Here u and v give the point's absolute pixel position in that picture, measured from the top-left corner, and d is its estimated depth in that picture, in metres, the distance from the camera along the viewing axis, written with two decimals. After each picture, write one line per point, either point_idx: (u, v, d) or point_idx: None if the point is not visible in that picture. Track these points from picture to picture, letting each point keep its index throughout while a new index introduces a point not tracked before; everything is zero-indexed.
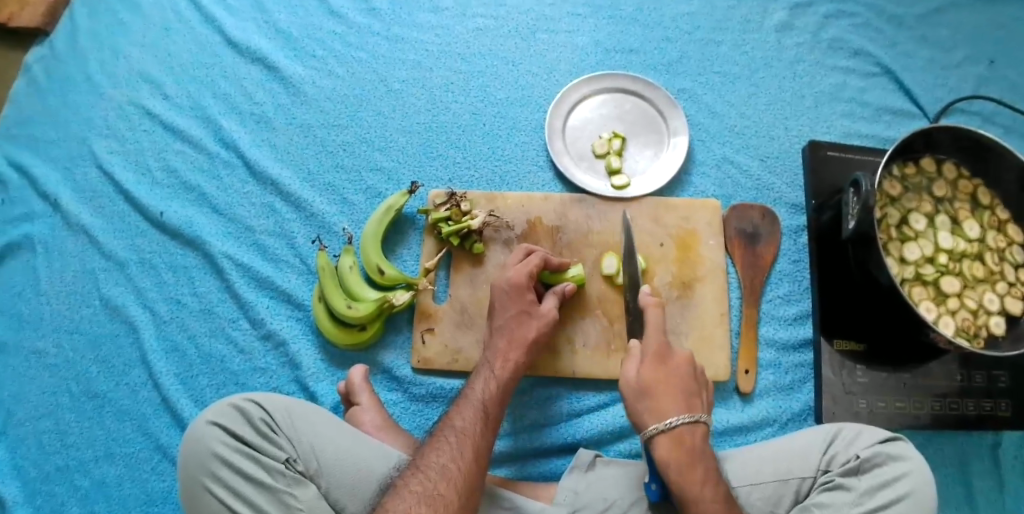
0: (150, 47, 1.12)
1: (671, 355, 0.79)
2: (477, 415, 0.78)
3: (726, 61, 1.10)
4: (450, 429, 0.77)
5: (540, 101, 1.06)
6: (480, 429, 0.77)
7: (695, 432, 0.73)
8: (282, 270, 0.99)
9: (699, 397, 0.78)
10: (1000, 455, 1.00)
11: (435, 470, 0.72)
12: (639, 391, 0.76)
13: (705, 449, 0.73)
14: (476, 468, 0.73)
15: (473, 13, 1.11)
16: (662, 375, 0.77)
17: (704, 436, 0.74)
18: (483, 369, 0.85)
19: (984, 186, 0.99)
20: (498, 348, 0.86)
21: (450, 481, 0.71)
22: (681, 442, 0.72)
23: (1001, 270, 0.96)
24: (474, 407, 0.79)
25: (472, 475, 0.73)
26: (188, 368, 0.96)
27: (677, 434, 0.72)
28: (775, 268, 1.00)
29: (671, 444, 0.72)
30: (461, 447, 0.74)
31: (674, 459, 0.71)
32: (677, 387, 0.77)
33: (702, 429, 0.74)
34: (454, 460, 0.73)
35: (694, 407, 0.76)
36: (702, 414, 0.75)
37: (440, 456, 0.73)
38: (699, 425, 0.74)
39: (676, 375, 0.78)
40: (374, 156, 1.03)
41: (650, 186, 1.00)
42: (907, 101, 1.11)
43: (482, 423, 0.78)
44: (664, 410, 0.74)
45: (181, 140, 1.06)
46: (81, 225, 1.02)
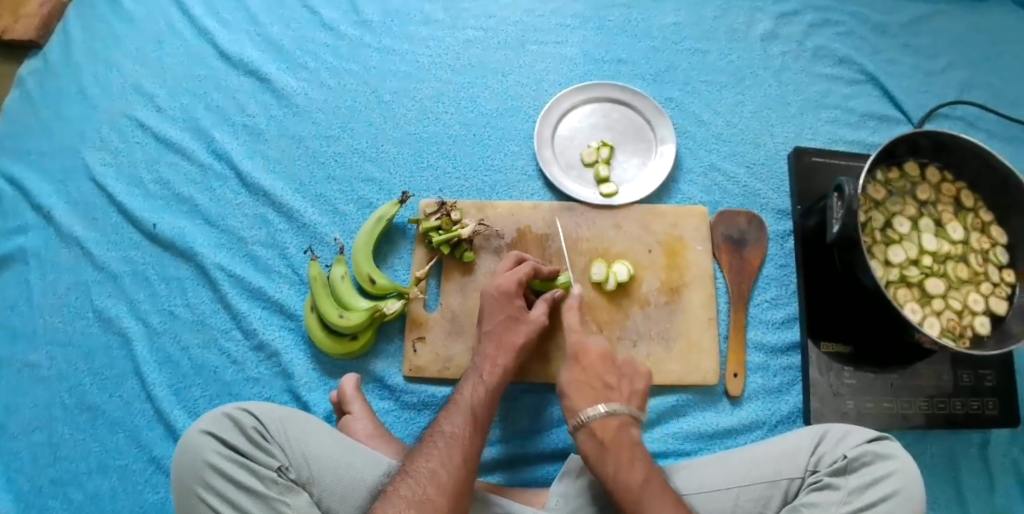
0: (144, 61, 1.13)
1: (581, 352, 0.87)
2: (466, 420, 0.79)
3: (713, 70, 1.11)
4: (439, 434, 0.77)
5: (529, 111, 1.07)
6: (469, 434, 0.78)
7: (607, 423, 0.79)
8: (275, 280, 1.00)
9: (618, 388, 0.83)
10: (990, 455, 1.01)
11: (423, 475, 0.73)
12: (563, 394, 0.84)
13: (619, 437, 0.78)
14: (465, 472, 0.74)
15: (463, 25, 1.13)
16: (579, 375, 0.85)
17: (619, 424, 0.79)
18: (472, 375, 0.86)
19: (966, 189, 1.01)
20: (487, 354, 0.87)
21: (439, 486, 0.72)
22: (597, 434, 0.79)
23: (986, 271, 0.97)
24: (463, 412, 0.80)
25: (462, 480, 0.73)
26: (181, 379, 0.97)
27: (592, 427, 0.79)
28: (762, 273, 1.01)
29: (587, 437, 0.79)
30: (450, 452, 0.75)
31: (589, 451, 0.78)
32: (592, 383, 0.84)
33: (617, 419, 0.80)
34: (443, 465, 0.74)
35: (610, 397, 0.82)
36: (614, 404, 0.81)
37: (430, 461, 0.74)
38: (613, 415, 0.80)
39: (597, 376, 0.85)
40: (365, 167, 1.05)
41: (638, 194, 1.01)
42: (892, 107, 1.13)
43: (470, 428, 0.79)
44: (578, 407, 0.82)
45: (174, 153, 1.08)
46: (75, 237, 1.03)
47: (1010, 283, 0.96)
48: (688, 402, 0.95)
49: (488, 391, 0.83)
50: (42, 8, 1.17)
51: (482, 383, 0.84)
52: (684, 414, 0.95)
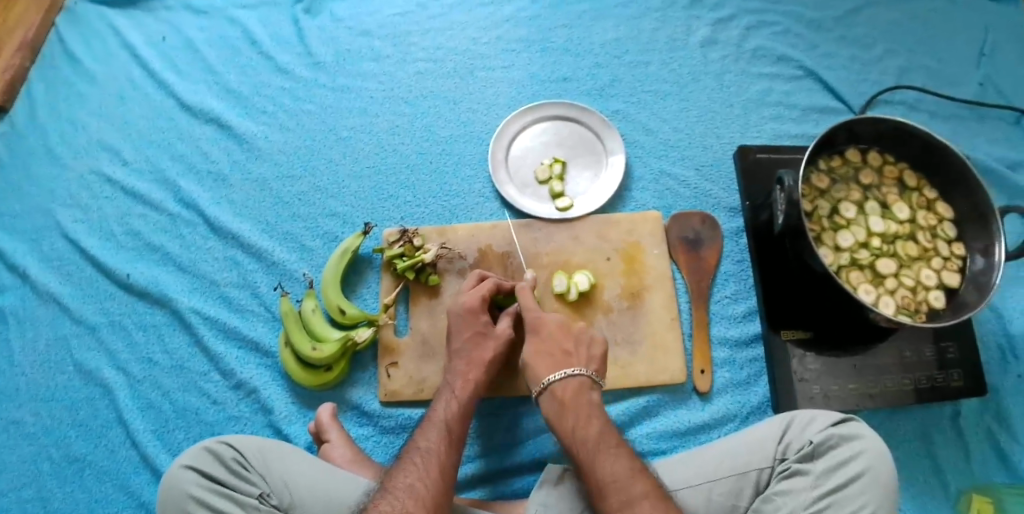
0: (108, 117, 1.18)
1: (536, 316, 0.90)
2: (441, 435, 0.81)
3: (656, 80, 1.16)
4: (416, 450, 0.80)
5: (482, 135, 1.12)
6: (445, 448, 0.80)
7: (565, 383, 0.84)
8: (249, 319, 1.03)
9: (576, 354, 0.86)
10: (963, 426, 1.01)
11: (404, 490, 0.75)
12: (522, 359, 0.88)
13: (576, 393, 0.83)
14: (443, 485, 0.76)
15: (412, 59, 1.18)
16: (537, 344, 0.88)
17: (577, 387, 0.83)
18: (445, 391, 0.88)
19: (908, 169, 1.03)
20: (458, 370, 0.90)
21: (418, 499, 0.74)
22: (557, 394, 0.83)
23: (935, 246, 0.99)
24: (438, 427, 0.83)
25: (440, 493, 0.75)
26: (163, 423, 0.99)
27: (553, 387, 0.83)
28: (720, 270, 1.04)
29: (544, 390, 0.84)
30: (427, 465, 0.77)
31: (549, 405, 0.83)
32: (550, 353, 0.87)
33: (574, 380, 0.84)
34: (422, 478, 0.76)
35: (570, 363, 0.85)
36: (573, 367, 0.85)
37: (408, 476, 0.76)
38: (572, 377, 0.84)
39: (549, 328, 0.88)
40: (328, 203, 1.09)
41: (592, 205, 1.05)
42: (833, 99, 1.16)
43: (446, 442, 0.81)
44: (539, 371, 0.85)
45: (142, 204, 1.12)
46: (51, 293, 1.07)
47: (960, 255, 0.98)
48: (659, 401, 0.97)
49: (462, 406, 0.86)
50: (3, 72, 1.20)
51: (455, 398, 0.87)
52: (656, 413, 0.97)
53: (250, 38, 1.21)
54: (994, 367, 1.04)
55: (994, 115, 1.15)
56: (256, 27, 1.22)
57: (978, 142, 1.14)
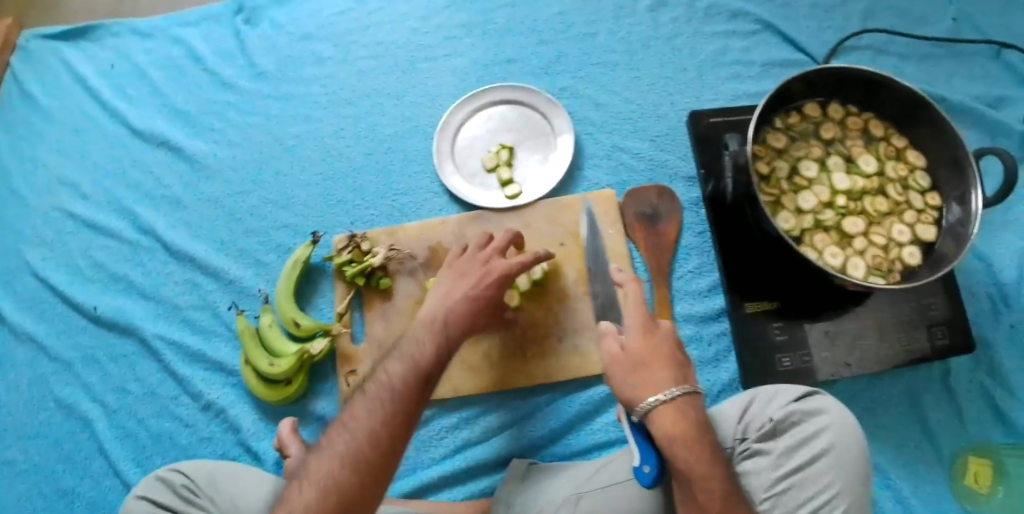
0: (65, 152, 1.18)
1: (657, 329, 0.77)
2: (383, 414, 0.68)
3: (605, 51, 1.10)
4: (352, 428, 0.68)
5: (427, 129, 1.08)
6: (385, 431, 0.67)
7: (693, 402, 0.72)
8: (212, 340, 1.03)
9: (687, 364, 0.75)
10: (954, 385, 0.95)
11: (320, 473, 0.66)
12: (632, 365, 0.74)
13: (699, 420, 0.72)
14: (368, 475, 0.66)
15: (353, 57, 1.13)
16: (652, 346, 0.75)
17: (692, 407, 0.72)
18: (404, 354, 0.73)
19: (875, 118, 0.95)
20: (421, 340, 0.75)
21: (336, 486, 0.65)
22: (675, 420, 0.70)
23: (908, 199, 0.92)
24: (381, 401, 0.69)
25: (364, 482, 0.65)
26: (141, 450, 1.01)
27: (670, 411, 0.71)
28: (682, 244, 0.99)
29: (673, 418, 0.70)
30: (356, 448, 0.66)
31: (677, 433, 0.70)
32: (667, 358, 0.75)
33: (698, 400, 0.73)
34: (346, 466, 0.66)
35: (684, 375, 0.74)
36: (692, 382, 0.73)
37: (330, 461, 0.66)
38: (689, 397, 0.72)
39: (663, 344, 0.76)
40: (280, 215, 1.07)
41: (541, 190, 1.01)
42: (795, 50, 1.09)
43: (388, 424, 0.68)
44: (662, 380, 0.72)
45: (104, 235, 1.12)
46: (27, 333, 1.08)
47: (935, 207, 0.90)
48: None
49: (416, 375, 0.71)
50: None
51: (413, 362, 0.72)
52: None
53: (193, 55, 1.19)
54: (985, 319, 0.97)
55: (971, 51, 1.07)
56: (198, 43, 1.20)
57: (954, 81, 1.06)
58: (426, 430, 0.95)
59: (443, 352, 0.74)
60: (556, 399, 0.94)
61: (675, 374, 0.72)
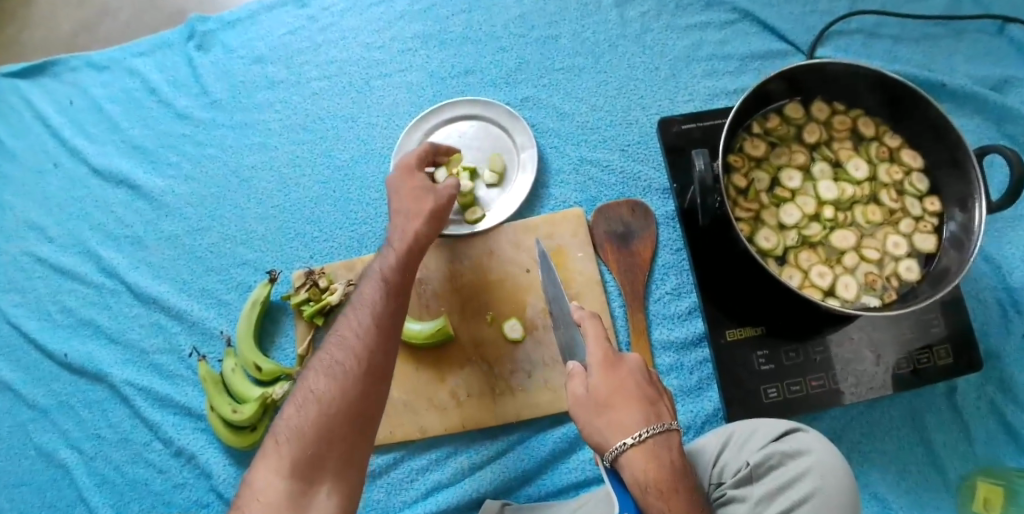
0: (30, 195, 1.18)
1: (623, 361, 0.67)
2: (364, 330, 0.70)
3: (568, 55, 1.03)
4: (336, 345, 0.70)
5: (384, 152, 1.04)
6: (365, 344, 0.69)
7: (671, 442, 0.63)
8: (180, 384, 1.02)
9: (659, 401, 0.66)
10: (962, 403, 0.85)
11: (303, 394, 0.67)
12: (594, 407, 0.65)
13: (680, 461, 0.63)
14: (350, 384, 0.67)
15: (306, 79, 1.10)
16: (616, 382, 0.65)
17: (666, 451, 0.62)
18: (373, 277, 0.77)
19: (865, 115, 0.85)
20: (386, 259, 0.78)
21: (321, 401, 0.66)
22: (645, 469, 0.61)
23: (903, 206, 0.82)
24: (363, 323, 0.71)
25: (347, 394, 0.66)
26: (119, 496, 1.00)
27: (639, 457, 0.62)
28: (658, 263, 0.92)
29: (646, 462, 0.61)
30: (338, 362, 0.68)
31: (653, 478, 0.61)
32: (635, 393, 0.65)
33: (677, 438, 0.64)
34: (331, 380, 0.67)
35: (656, 413, 0.64)
36: (668, 420, 0.64)
37: (315, 378, 0.68)
38: (663, 439, 0.63)
39: (629, 378, 0.66)
40: (239, 251, 1.04)
41: (504, 212, 0.95)
42: (776, 38, 0.99)
43: (368, 335, 0.70)
44: (629, 422, 0.63)
45: (72, 280, 1.11)
46: (4, 382, 1.08)
47: (935, 213, 0.81)
48: None
49: (385, 291, 0.74)
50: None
51: (382, 282, 0.76)
52: None
53: (149, 87, 1.17)
54: (996, 327, 0.87)
55: (971, 28, 0.95)
56: (153, 74, 1.18)
57: (955, 62, 0.94)
58: (395, 473, 0.90)
59: (407, 268, 0.77)
60: (527, 437, 0.89)
61: (642, 415, 0.63)
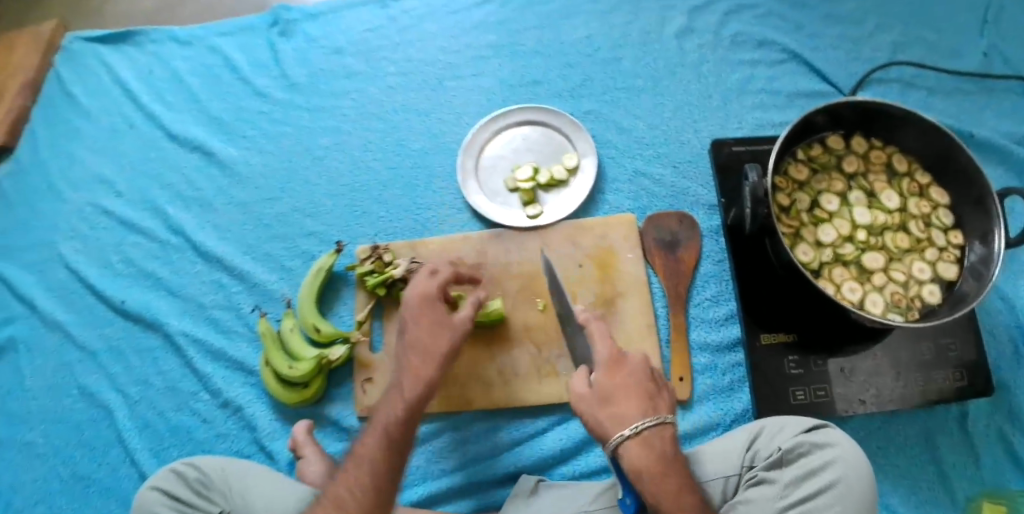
0: (102, 151, 1.24)
1: (623, 362, 0.76)
2: (379, 439, 0.76)
3: (630, 76, 1.12)
4: (353, 458, 0.76)
5: (453, 146, 1.12)
6: (380, 453, 0.75)
7: (664, 434, 0.71)
8: (233, 340, 1.07)
9: (659, 397, 0.75)
10: (971, 428, 0.92)
11: (361, 450, 0.76)
12: (599, 400, 0.73)
13: (673, 451, 0.71)
14: (372, 494, 0.73)
15: (383, 72, 1.18)
16: (619, 378, 0.75)
17: (662, 438, 0.71)
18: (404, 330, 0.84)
19: (899, 153, 0.95)
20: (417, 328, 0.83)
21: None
22: (645, 450, 0.70)
23: (930, 236, 0.91)
24: (378, 428, 0.77)
25: (369, 499, 0.73)
26: (159, 442, 1.04)
27: (637, 442, 0.70)
28: (700, 271, 1.00)
29: (642, 452, 0.70)
30: (357, 477, 0.74)
31: (645, 465, 0.69)
32: (636, 389, 0.74)
33: (670, 431, 0.72)
34: (381, 445, 0.76)
35: (655, 407, 0.73)
36: (665, 414, 0.73)
37: (338, 487, 0.74)
38: (663, 427, 0.72)
39: (631, 375, 0.75)
40: (306, 223, 1.11)
41: (562, 212, 1.03)
42: (820, 81, 1.09)
43: (383, 446, 0.75)
44: (629, 414, 0.71)
45: (136, 233, 1.17)
46: (56, 322, 1.12)
47: (957, 245, 0.89)
48: None
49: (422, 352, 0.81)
50: (7, 114, 1.29)
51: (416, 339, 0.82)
52: None
53: (230, 64, 1.25)
54: (1006, 362, 0.94)
55: (1002, 88, 1.05)
56: (235, 52, 1.26)
57: (984, 117, 1.04)
58: (436, 441, 0.95)
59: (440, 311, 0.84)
60: (566, 419, 0.95)
61: (644, 406, 0.72)
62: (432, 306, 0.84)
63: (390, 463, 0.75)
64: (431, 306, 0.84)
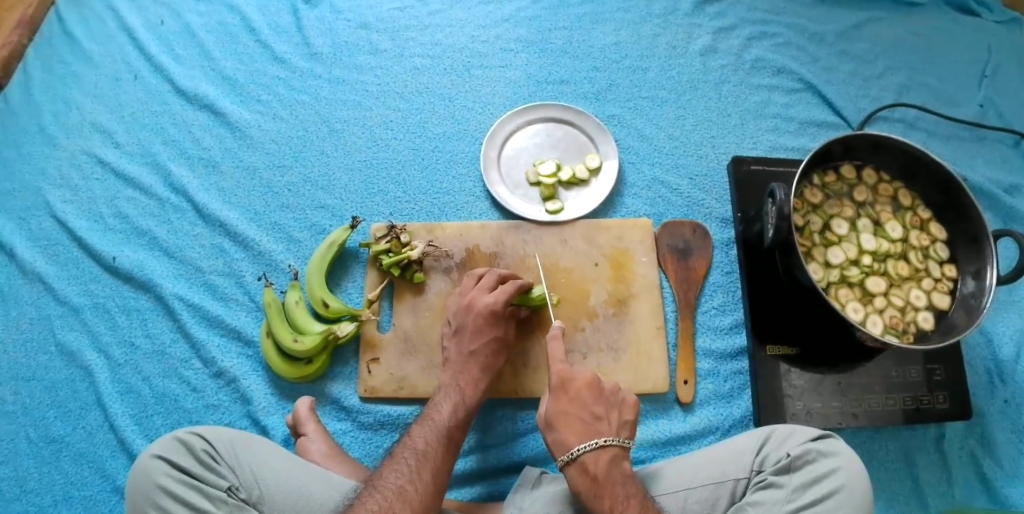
0: (103, 99, 1.18)
1: (567, 386, 0.82)
2: (438, 439, 0.79)
3: (654, 86, 1.15)
4: (410, 451, 0.76)
5: (476, 134, 1.12)
6: (440, 452, 0.77)
7: (599, 458, 0.76)
8: (231, 308, 1.02)
9: (606, 419, 0.79)
10: (946, 449, 0.98)
11: (431, 415, 0.82)
12: (546, 425, 0.80)
13: (612, 473, 0.75)
14: (432, 490, 0.73)
15: (409, 54, 1.18)
16: (565, 404, 0.80)
17: (609, 459, 0.76)
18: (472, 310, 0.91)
19: (904, 187, 1.01)
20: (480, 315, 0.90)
21: (407, 502, 0.70)
22: (588, 470, 0.75)
23: (926, 267, 0.97)
24: (437, 428, 0.80)
25: (429, 495, 0.73)
26: (142, 408, 0.97)
27: (582, 464, 0.75)
28: (709, 280, 1.03)
29: (579, 475, 0.75)
30: (418, 470, 0.74)
31: (582, 487, 0.74)
32: (578, 416, 0.79)
33: (607, 453, 0.76)
34: (453, 414, 0.83)
35: (599, 430, 0.78)
36: (604, 437, 0.77)
37: (398, 477, 0.72)
38: (605, 448, 0.76)
39: (577, 401, 0.81)
40: (318, 195, 1.08)
41: (582, 209, 1.05)
42: (831, 112, 1.15)
43: (443, 448, 0.78)
44: (567, 440, 0.77)
45: (134, 188, 1.11)
46: (37, 273, 1.05)
47: (951, 277, 0.95)
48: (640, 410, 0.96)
49: (496, 344, 0.90)
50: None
51: (489, 326, 0.90)
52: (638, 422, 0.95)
53: (248, 26, 1.21)
54: (981, 390, 1.01)
55: (993, 137, 1.14)
56: (254, 15, 1.22)
57: (974, 163, 1.12)
58: None
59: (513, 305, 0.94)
60: None
61: (580, 431, 0.78)
62: (498, 324, 0.90)
63: (457, 429, 0.81)
64: (498, 324, 0.90)
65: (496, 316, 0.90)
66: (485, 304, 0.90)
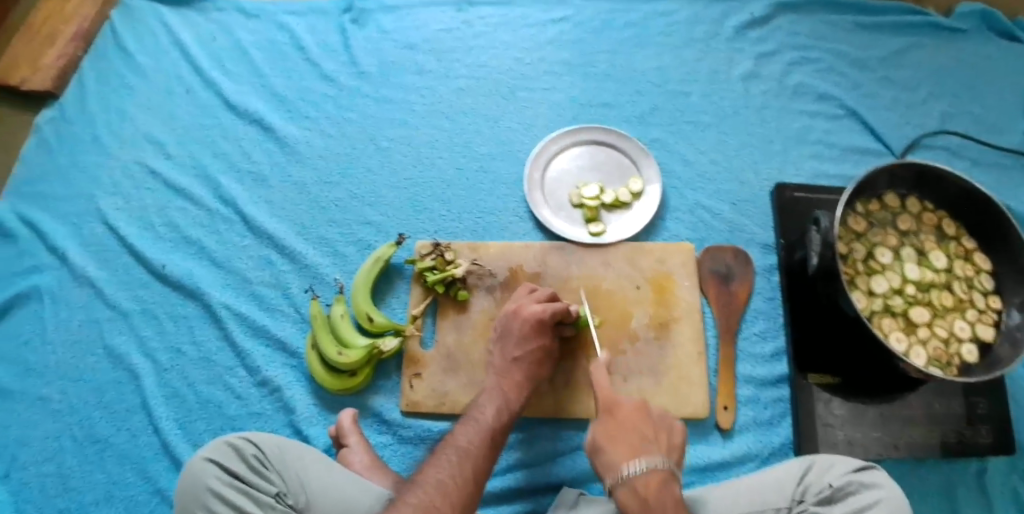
0: (154, 110, 1.22)
1: (615, 409, 0.82)
2: (480, 439, 0.79)
3: (696, 111, 1.16)
4: (454, 448, 0.77)
5: (520, 155, 1.13)
6: (481, 452, 0.77)
7: (650, 479, 0.73)
8: (277, 319, 1.04)
9: (655, 441, 0.78)
10: (989, 484, 0.97)
11: (473, 416, 0.83)
12: (594, 449, 0.79)
13: (664, 496, 0.72)
14: (472, 487, 0.73)
15: (455, 74, 1.20)
16: (614, 427, 0.80)
17: (660, 481, 0.73)
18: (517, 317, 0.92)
19: (948, 217, 1.00)
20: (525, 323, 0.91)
21: (447, 497, 0.71)
22: (638, 492, 0.72)
23: (971, 298, 0.96)
24: (481, 429, 0.80)
25: (468, 492, 0.73)
26: (187, 413, 0.99)
27: (632, 485, 0.73)
28: (750, 306, 1.03)
29: (629, 496, 0.73)
30: (459, 465, 0.74)
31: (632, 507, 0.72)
32: (627, 436, 0.78)
33: (658, 475, 0.73)
34: (495, 415, 0.83)
35: (649, 449, 0.76)
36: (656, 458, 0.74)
37: (439, 471, 0.73)
38: (655, 469, 0.73)
39: (627, 421, 0.80)
40: (365, 211, 1.11)
41: (625, 232, 1.06)
42: (874, 140, 1.15)
43: (485, 447, 0.78)
44: (614, 459, 0.76)
45: (183, 198, 1.14)
46: (87, 277, 1.08)
47: (996, 309, 0.95)
48: None
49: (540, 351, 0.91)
50: (57, 60, 1.25)
51: (535, 334, 0.90)
52: None
53: (297, 44, 1.25)
54: None
55: None
56: (304, 33, 1.26)
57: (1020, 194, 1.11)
58: None
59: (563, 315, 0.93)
60: None
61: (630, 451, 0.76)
62: (544, 333, 0.91)
63: (499, 432, 0.82)
64: (542, 332, 0.91)
65: (541, 325, 0.90)
66: (532, 313, 0.91)
